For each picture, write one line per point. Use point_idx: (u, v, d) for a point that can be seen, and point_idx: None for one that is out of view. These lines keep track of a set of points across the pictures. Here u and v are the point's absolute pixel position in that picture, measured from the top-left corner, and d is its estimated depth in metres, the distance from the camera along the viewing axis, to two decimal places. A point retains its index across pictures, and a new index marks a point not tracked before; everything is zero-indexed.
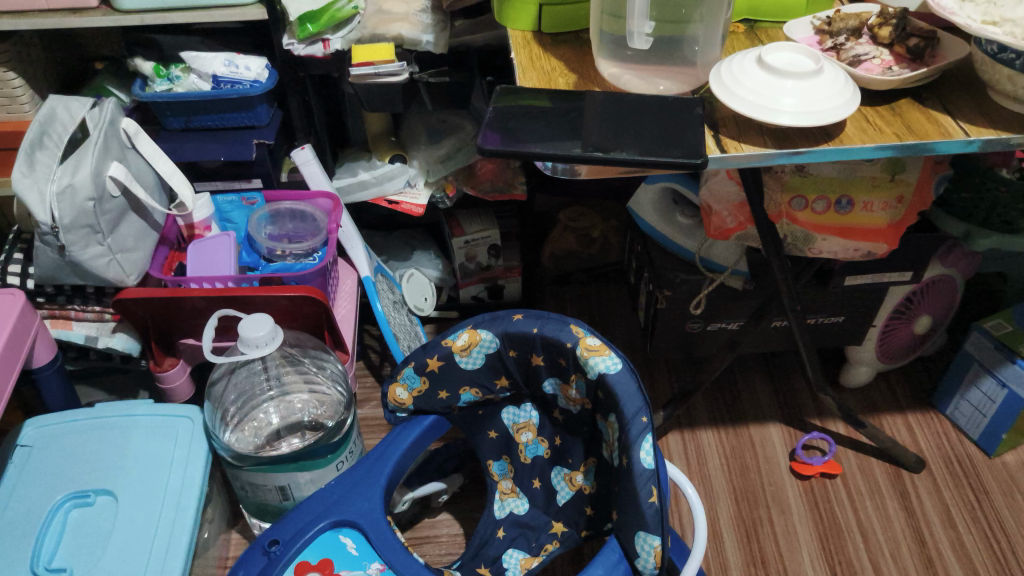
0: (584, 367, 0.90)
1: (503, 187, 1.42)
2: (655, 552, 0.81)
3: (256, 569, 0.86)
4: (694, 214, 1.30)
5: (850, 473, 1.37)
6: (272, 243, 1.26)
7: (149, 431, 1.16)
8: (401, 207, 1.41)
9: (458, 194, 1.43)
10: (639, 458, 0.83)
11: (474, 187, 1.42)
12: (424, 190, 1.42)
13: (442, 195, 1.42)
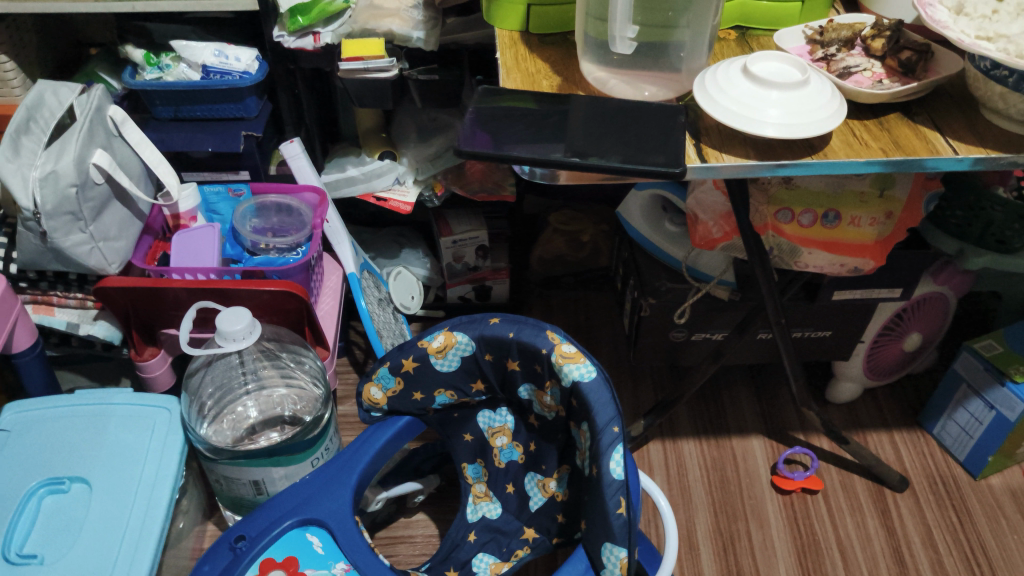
0: (558, 374, 0.89)
1: (492, 187, 1.42)
2: (621, 564, 0.80)
3: (222, 565, 0.85)
4: (682, 222, 1.29)
5: (832, 489, 1.35)
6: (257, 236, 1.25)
7: (126, 421, 1.15)
8: (389, 204, 1.42)
9: (447, 194, 1.42)
10: (608, 469, 0.82)
11: (463, 187, 1.42)
12: (413, 187, 1.42)
13: (430, 194, 1.42)
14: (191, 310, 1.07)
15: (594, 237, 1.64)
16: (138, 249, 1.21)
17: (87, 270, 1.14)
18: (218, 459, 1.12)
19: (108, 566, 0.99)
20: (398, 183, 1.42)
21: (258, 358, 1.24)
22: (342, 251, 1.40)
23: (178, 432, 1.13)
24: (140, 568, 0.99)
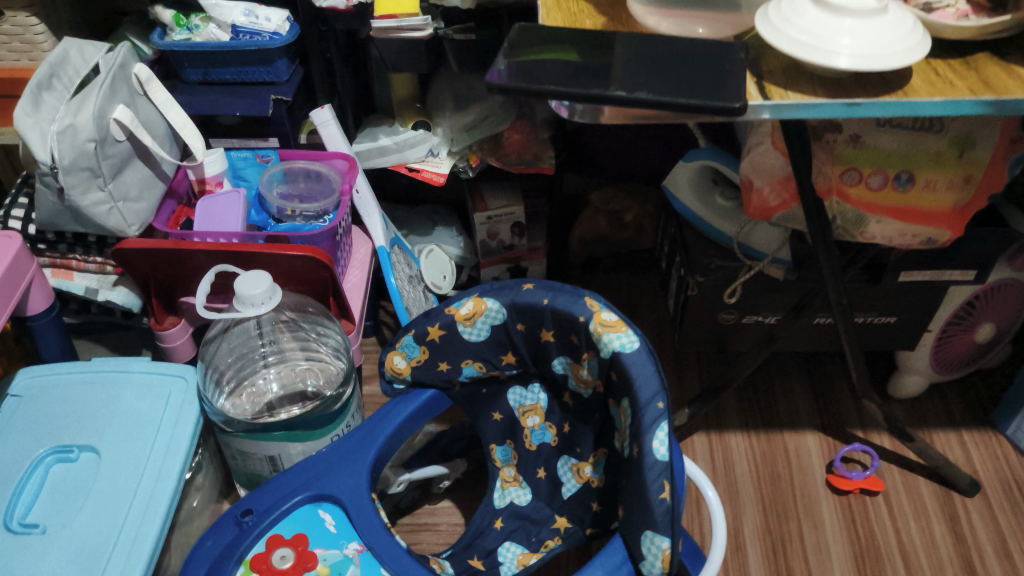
0: (597, 345, 0.81)
1: (530, 159, 1.35)
2: (663, 556, 0.71)
3: (226, 540, 0.78)
4: (733, 197, 1.20)
5: (894, 490, 1.24)
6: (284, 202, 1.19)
7: (140, 389, 1.11)
8: (422, 176, 1.35)
9: (482, 165, 1.35)
10: (651, 449, 0.73)
11: (499, 158, 1.35)
12: (446, 159, 1.35)
13: (464, 165, 1.35)
14: (208, 275, 0.99)
15: (638, 216, 1.57)
16: (159, 214, 1.16)
17: (107, 233, 1.09)
18: (234, 431, 1.06)
19: (112, 539, 0.94)
20: (431, 154, 1.35)
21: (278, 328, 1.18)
22: (371, 223, 1.35)
23: (192, 401, 1.08)
24: (143, 544, 0.94)
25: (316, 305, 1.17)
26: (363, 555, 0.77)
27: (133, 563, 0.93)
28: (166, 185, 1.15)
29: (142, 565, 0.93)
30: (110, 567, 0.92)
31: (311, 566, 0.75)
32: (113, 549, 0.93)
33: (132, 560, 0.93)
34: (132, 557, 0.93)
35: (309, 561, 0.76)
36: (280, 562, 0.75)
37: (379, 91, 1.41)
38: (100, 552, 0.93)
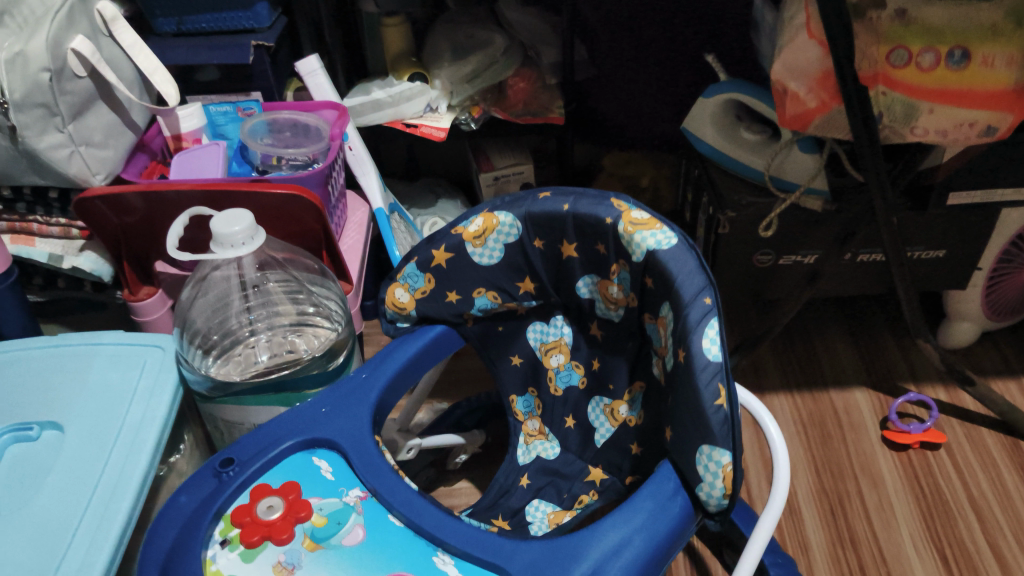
0: (628, 248, 0.69)
1: (538, 110, 1.25)
2: (725, 473, 0.59)
3: (203, 494, 0.65)
4: (761, 131, 1.11)
5: (956, 444, 1.13)
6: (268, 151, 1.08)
7: (113, 361, 0.97)
8: (420, 132, 1.24)
9: (485, 116, 1.26)
10: (701, 350, 0.62)
11: (504, 110, 1.25)
12: (447, 114, 1.24)
13: (467, 117, 1.25)
14: (182, 217, 0.87)
15: (654, 180, 1.44)
16: (128, 167, 1.05)
17: (70, 185, 0.98)
18: (217, 396, 0.93)
19: (74, 519, 0.79)
20: (430, 110, 1.24)
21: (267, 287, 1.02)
22: (367, 183, 1.23)
23: (170, 367, 0.95)
24: (112, 523, 0.79)
25: (308, 258, 1.03)
26: (367, 502, 0.64)
27: (99, 546, 0.77)
28: (137, 138, 1.06)
29: (109, 547, 0.77)
30: (70, 551, 0.77)
31: (304, 517, 0.63)
32: (76, 531, 0.78)
33: (97, 542, 0.77)
34: (97, 538, 0.78)
35: (301, 511, 0.63)
36: (266, 513, 0.62)
37: (369, 52, 1.28)
38: (60, 535, 0.78)
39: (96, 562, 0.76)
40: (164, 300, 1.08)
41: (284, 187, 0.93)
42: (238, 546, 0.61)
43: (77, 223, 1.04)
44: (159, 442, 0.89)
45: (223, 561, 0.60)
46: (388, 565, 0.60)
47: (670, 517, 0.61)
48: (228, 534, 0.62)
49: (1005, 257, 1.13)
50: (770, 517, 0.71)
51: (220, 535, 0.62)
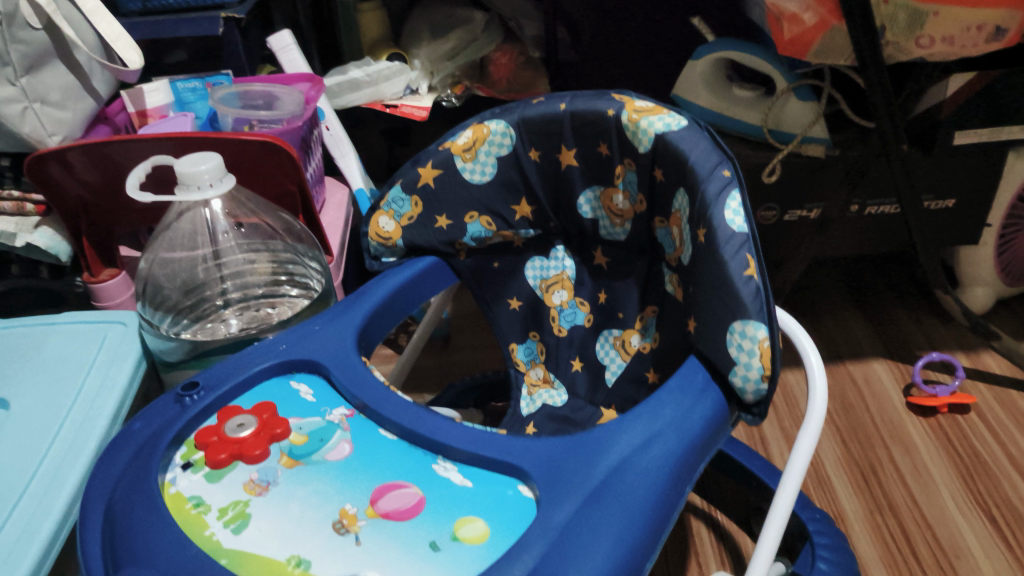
0: (634, 140, 0.62)
1: (521, 86, 1.21)
2: (763, 349, 0.51)
3: (162, 420, 0.56)
4: (754, 87, 1.02)
5: (986, 404, 1.04)
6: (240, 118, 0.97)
7: (67, 339, 0.80)
8: (400, 112, 1.14)
9: (468, 94, 1.19)
10: (724, 222, 0.54)
11: (487, 87, 1.20)
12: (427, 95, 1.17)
13: (448, 94, 1.18)
14: (143, 163, 0.76)
15: None
16: (89, 136, 0.90)
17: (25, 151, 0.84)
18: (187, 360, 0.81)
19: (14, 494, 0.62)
20: (409, 91, 1.16)
21: (240, 249, 0.88)
22: (346, 164, 1.10)
23: (133, 338, 0.80)
24: (59, 493, 0.63)
25: (287, 216, 0.87)
26: (353, 419, 0.56)
27: (42, 517, 0.61)
28: (98, 108, 0.92)
29: (54, 519, 0.61)
30: (6, 526, 0.60)
31: (281, 434, 0.54)
32: (15, 506, 0.62)
33: (41, 512, 0.61)
34: (41, 510, 0.62)
35: (276, 428, 0.54)
36: (236, 431, 0.53)
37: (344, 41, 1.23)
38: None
39: (37, 537, 0.60)
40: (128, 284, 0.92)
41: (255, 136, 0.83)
42: (202, 468, 0.52)
43: (32, 194, 0.86)
44: (120, 414, 0.73)
45: (184, 483, 0.51)
46: (380, 476, 0.51)
47: (704, 411, 0.52)
48: (191, 458, 0.53)
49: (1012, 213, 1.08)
50: (804, 443, 0.60)
51: (181, 459, 0.53)
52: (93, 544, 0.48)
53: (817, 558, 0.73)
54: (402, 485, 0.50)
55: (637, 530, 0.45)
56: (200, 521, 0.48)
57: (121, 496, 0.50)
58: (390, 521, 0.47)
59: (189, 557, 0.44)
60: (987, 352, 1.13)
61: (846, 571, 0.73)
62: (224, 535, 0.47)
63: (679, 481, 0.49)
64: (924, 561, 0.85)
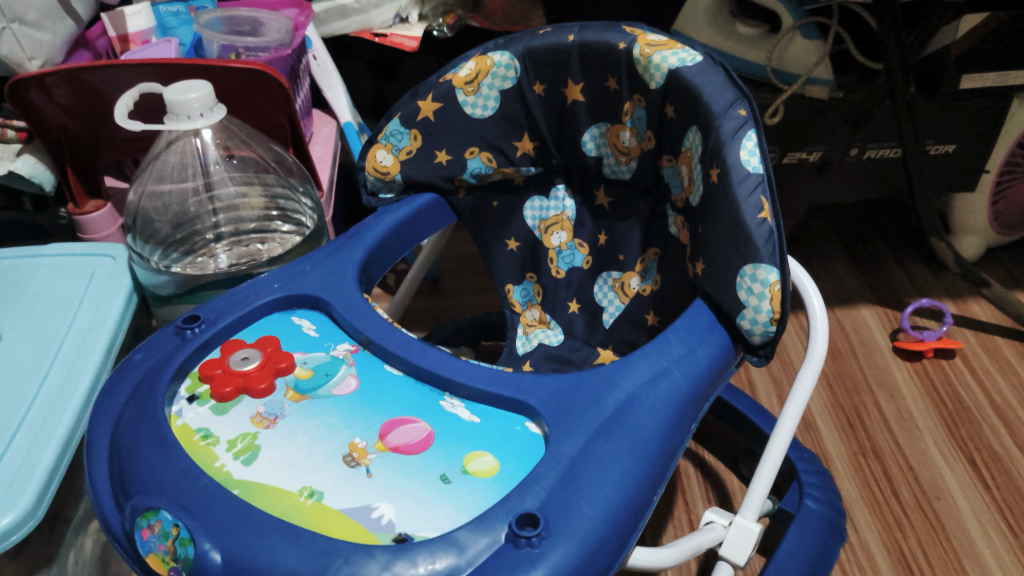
0: (645, 74, 0.61)
1: (518, 20, 1.08)
2: (773, 293, 0.52)
3: (164, 353, 0.56)
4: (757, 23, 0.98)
5: (970, 351, 1.07)
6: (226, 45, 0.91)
7: (54, 275, 0.77)
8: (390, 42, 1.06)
9: (460, 24, 1.08)
10: (739, 162, 0.54)
11: (482, 18, 1.08)
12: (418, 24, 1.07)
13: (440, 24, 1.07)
14: (130, 91, 0.73)
15: None
16: (70, 61, 0.83)
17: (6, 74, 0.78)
18: (180, 295, 0.78)
19: (12, 424, 0.61)
20: (400, 20, 1.06)
21: (231, 181, 0.85)
22: (335, 99, 1.02)
23: (122, 270, 0.78)
24: (58, 422, 0.62)
25: (278, 147, 0.84)
26: (359, 355, 0.57)
27: (42, 446, 0.60)
28: (78, 32, 0.84)
29: (55, 447, 0.60)
30: (7, 455, 0.59)
31: (286, 368, 0.54)
32: (14, 435, 0.61)
33: (41, 440, 0.60)
34: (40, 438, 0.61)
35: (282, 362, 0.54)
36: (240, 363, 0.53)
37: None
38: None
39: (39, 465, 0.59)
40: (114, 216, 0.89)
41: (243, 65, 0.77)
42: (208, 401, 0.53)
43: (13, 120, 0.81)
44: (113, 349, 0.71)
45: (191, 416, 0.51)
46: (389, 410, 0.52)
47: (709, 350, 0.54)
48: (195, 391, 0.53)
49: (1008, 165, 1.08)
50: (801, 386, 0.63)
51: (186, 391, 0.53)
52: (101, 478, 0.50)
53: (806, 496, 0.76)
54: (411, 420, 0.51)
55: (644, 465, 0.47)
56: (209, 453, 0.49)
57: (126, 427, 0.50)
58: (400, 454, 0.49)
59: (202, 488, 0.45)
60: (973, 300, 1.15)
61: (833, 509, 0.76)
62: (234, 467, 0.48)
63: (685, 418, 0.51)
64: (905, 501, 0.88)
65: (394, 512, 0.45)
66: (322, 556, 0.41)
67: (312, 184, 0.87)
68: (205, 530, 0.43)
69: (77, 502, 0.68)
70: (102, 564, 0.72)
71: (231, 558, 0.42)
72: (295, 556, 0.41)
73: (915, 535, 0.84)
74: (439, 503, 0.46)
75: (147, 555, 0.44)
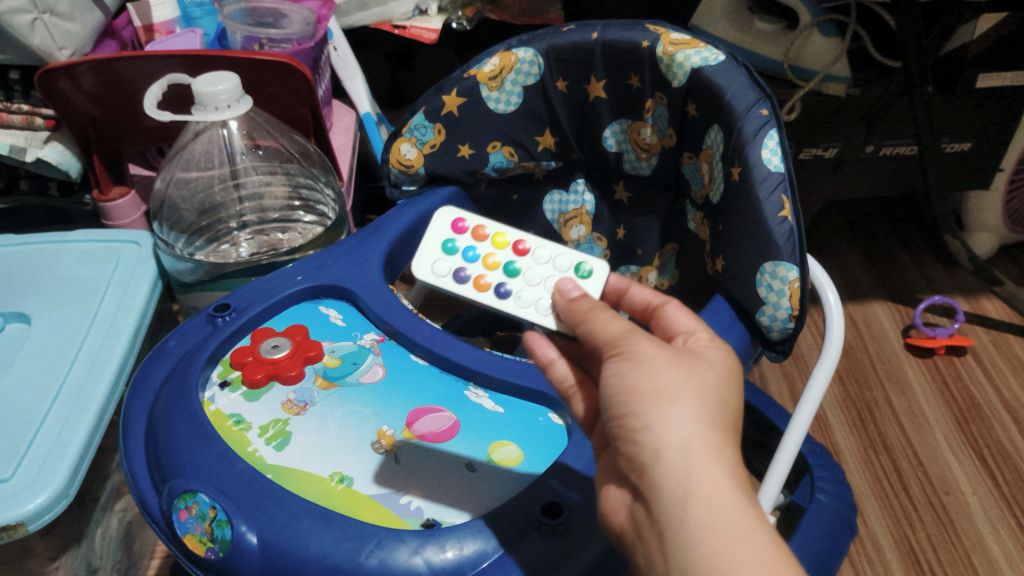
0: (668, 72, 0.62)
1: (536, 11, 1.07)
2: (792, 291, 0.54)
3: (197, 340, 0.59)
4: (775, 20, 1.00)
5: (982, 349, 1.07)
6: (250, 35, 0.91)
7: (83, 256, 0.77)
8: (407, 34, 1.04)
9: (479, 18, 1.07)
10: (761, 161, 0.55)
11: (500, 10, 1.08)
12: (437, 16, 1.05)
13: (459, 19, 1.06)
14: (159, 81, 0.74)
15: None
16: (96, 51, 0.83)
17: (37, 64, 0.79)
18: (204, 282, 0.79)
19: (43, 404, 0.61)
20: (419, 12, 1.05)
21: (256, 171, 0.86)
22: (354, 89, 1.01)
23: (147, 258, 0.77)
24: (88, 402, 0.62)
25: (300, 138, 0.85)
26: (386, 344, 0.59)
27: (74, 426, 0.60)
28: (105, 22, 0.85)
29: (86, 426, 0.60)
30: (39, 436, 0.59)
31: (315, 356, 0.56)
32: (46, 415, 0.61)
33: (72, 419, 0.60)
34: (71, 418, 0.61)
35: (310, 350, 0.56)
36: (271, 351, 0.56)
37: None
38: (23, 423, 0.60)
39: (71, 445, 0.59)
40: (139, 204, 0.89)
41: (267, 56, 0.77)
42: (240, 387, 0.55)
43: (42, 109, 0.81)
44: (141, 332, 0.71)
45: (223, 401, 0.54)
46: (417, 398, 0.54)
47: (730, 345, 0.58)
48: (228, 376, 0.56)
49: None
50: (816, 384, 0.65)
51: (218, 377, 0.56)
52: (138, 462, 0.52)
53: (817, 489, 0.77)
54: (437, 408, 0.53)
55: None
56: (242, 438, 0.51)
57: (162, 411, 0.52)
58: (427, 441, 0.51)
59: (237, 473, 0.47)
60: (986, 297, 1.16)
61: (845, 503, 0.77)
62: (266, 452, 0.50)
63: None
64: (914, 496, 0.89)
65: (422, 498, 0.47)
66: (354, 540, 0.44)
67: (334, 175, 0.86)
68: (241, 514, 0.46)
69: (106, 482, 0.69)
70: (131, 542, 0.74)
71: (266, 541, 0.44)
72: (329, 540, 0.44)
73: (924, 530, 0.85)
74: (464, 489, 0.48)
75: (185, 536, 0.46)
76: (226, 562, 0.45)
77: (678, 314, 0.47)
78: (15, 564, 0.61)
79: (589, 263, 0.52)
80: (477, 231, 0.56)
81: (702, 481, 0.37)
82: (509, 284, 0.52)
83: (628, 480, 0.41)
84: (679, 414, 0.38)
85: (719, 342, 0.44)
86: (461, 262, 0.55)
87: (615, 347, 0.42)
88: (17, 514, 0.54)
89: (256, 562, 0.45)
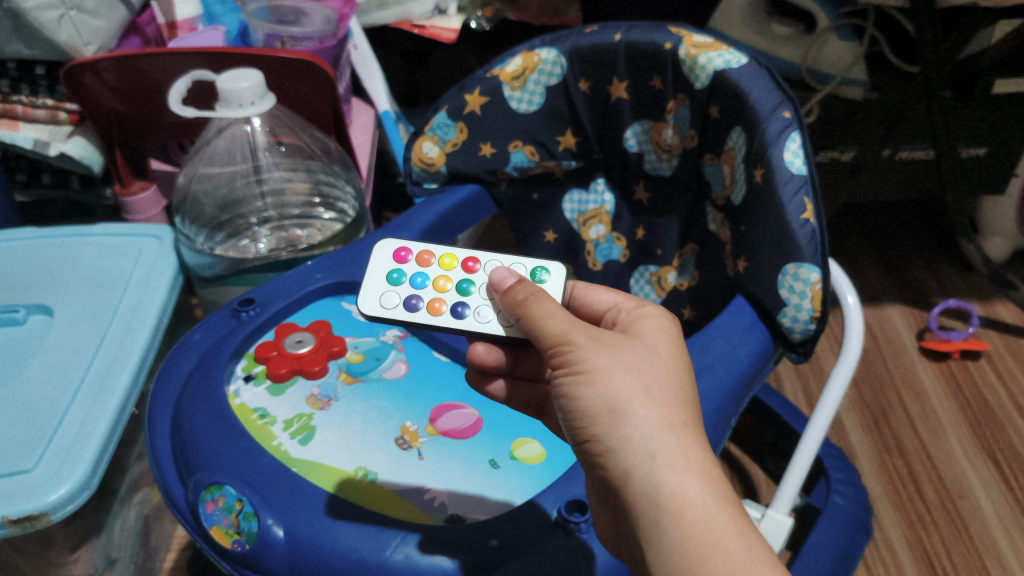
0: (691, 74, 0.62)
1: (555, 10, 1.05)
2: (814, 292, 0.54)
3: (220, 334, 0.60)
4: None
5: (996, 353, 1.07)
6: (273, 33, 0.90)
7: (104, 251, 0.77)
8: (427, 33, 1.03)
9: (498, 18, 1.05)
10: (783, 163, 0.55)
11: (519, 12, 1.05)
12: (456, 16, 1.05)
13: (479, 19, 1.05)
14: (183, 78, 0.75)
15: None
16: (121, 47, 0.84)
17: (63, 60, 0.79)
18: (223, 277, 0.80)
19: (66, 394, 0.62)
20: (438, 12, 1.05)
21: (278, 168, 0.87)
22: (373, 87, 1.00)
23: (168, 253, 0.77)
24: (110, 394, 0.63)
25: (321, 135, 0.85)
26: (408, 341, 0.62)
27: (96, 417, 0.61)
28: (130, 18, 0.84)
29: (108, 418, 0.61)
30: (62, 426, 0.60)
31: (338, 352, 0.59)
32: (69, 406, 0.61)
33: (95, 410, 0.61)
34: (93, 410, 0.61)
35: (334, 346, 0.59)
36: (295, 347, 0.58)
37: None
38: (46, 414, 0.60)
39: (93, 437, 0.59)
40: (158, 199, 0.89)
41: (289, 53, 0.77)
42: (263, 381, 0.57)
43: (66, 104, 0.80)
44: (161, 328, 0.71)
45: (248, 396, 0.56)
46: (439, 396, 0.57)
47: (751, 347, 0.58)
48: (252, 371, 0.58)
49: None
50: (834, 384, 0.65)
51: (242, 371, 0.58)
52: (165, 455, 0.53)
53: (833, 491, 0.77)
54: (459, 406, 0.56)
55: None
56: (266, 431, 0.53)
57: (188, 404, 0.54)
58: (450, 437, 0.53)
59: (262, 466, 0.49)
60: (999, 301, 1.15)
61: (859, 505, 0.77)
62: (291, 446, 0.52)
63: (725, 412, 0.55)
64: (929, 499, 0.89)
65: (445, 494, 0.50)
66: (380, 535, 0.45)
67: (354, 172, 0.87)
68: (267, 507, 0.47)
69: (124, 474, 0.69)
70: (147, 534, 0.74)
71: (292, 534, 0.46)
72: (355, 534, 0.45)
73: (938, 534, 0.85)
74: (487, 485, 0.50)
75: (210, 528, 0.47)
76: (252, 554, 0.46)
77: (596, 293, 0.49)
78: (36, 554, 0.62)
79: (547, 268, 0.50)
80: (422, 256, 0.52)
81: (672, 495, 0.37)
82: (466, 303, 0.49)
83: (610, 518, 0.41)
84: (636, 427, 0.38)
85: (646, 303, 0.46)
86: (411, 290, 0.51)
87: (561, 360, 0.40)
88: (41, 503, 0.55)
89: (280, 554, 0.46)
